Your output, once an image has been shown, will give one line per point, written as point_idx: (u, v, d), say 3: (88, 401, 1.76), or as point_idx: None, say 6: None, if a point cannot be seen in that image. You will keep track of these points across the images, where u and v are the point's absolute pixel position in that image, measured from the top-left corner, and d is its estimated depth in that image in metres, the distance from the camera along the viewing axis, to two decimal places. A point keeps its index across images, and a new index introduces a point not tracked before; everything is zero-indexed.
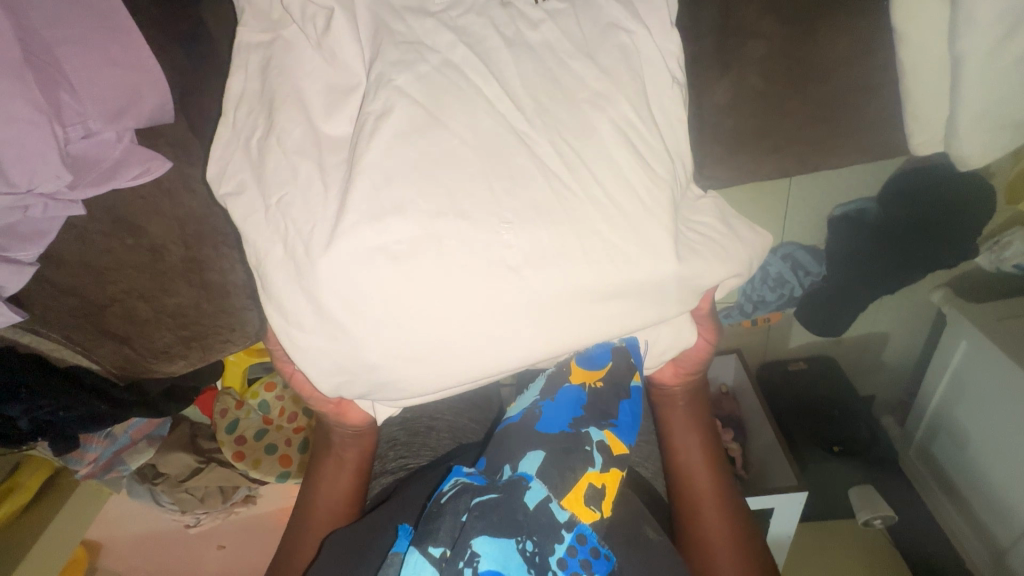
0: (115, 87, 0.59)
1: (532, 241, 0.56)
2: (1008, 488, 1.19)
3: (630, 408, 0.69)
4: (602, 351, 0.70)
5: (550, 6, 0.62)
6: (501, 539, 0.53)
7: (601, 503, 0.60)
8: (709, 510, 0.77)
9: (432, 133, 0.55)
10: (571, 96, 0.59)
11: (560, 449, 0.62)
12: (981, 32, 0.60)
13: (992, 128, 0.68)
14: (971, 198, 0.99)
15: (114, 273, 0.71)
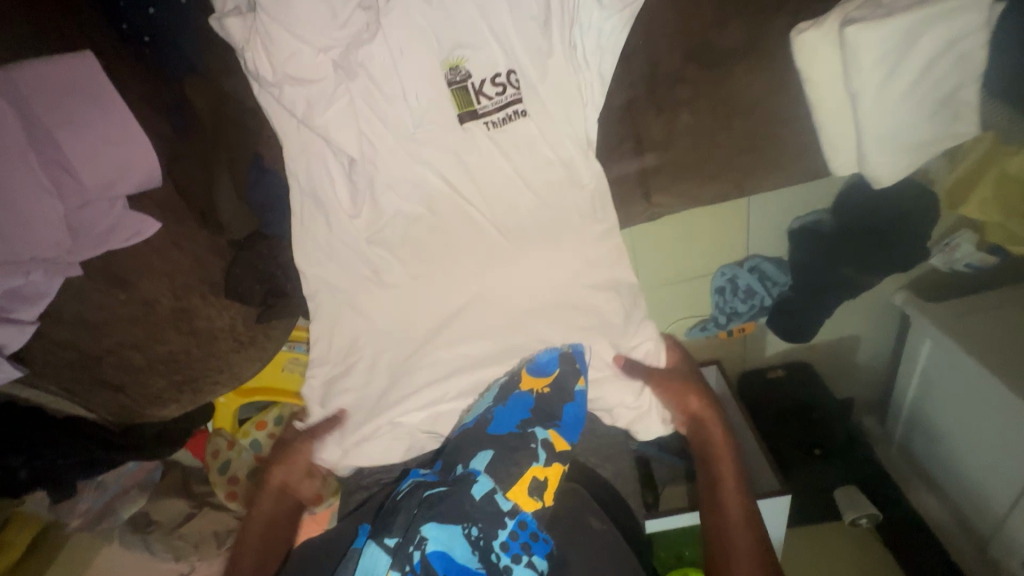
0: (108, 162, 0.66)
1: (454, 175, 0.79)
2: (982, 477, 1.23)
3: (574, 411, 0.75)
4: (549, 359, 0.79)
5: (492, 79, 0.73)
6: (447, 525, 0.62)
7: (542, 493, 0.67)
8: (734, 511, 0.75)
9: (416, 151, 0.77)
10: (502, 170, 0.78)
11: (505, 446, 0.68)
12: (867, 71, 0.69)
13: (897, 149, 0.75)
14: (920, 205, 1.08)
15: (109, 327, 0.77)
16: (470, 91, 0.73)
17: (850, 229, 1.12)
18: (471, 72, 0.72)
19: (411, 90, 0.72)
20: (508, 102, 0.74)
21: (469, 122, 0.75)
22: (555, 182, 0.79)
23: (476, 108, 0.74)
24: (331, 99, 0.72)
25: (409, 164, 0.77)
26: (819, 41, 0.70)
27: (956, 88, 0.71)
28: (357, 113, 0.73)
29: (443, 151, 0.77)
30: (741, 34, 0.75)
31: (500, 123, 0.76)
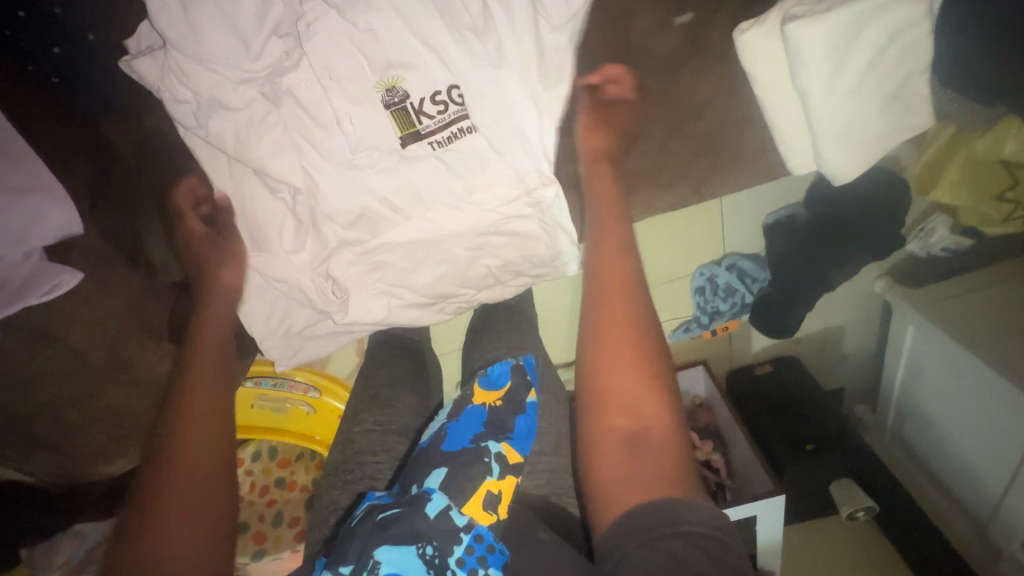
0: (18, 212, 0.62)
1: (385, 157, 0.72)
2: (977, 459, 1.20)
3: (526, 422, 0.72)
4: (500, 373, 0.77)
5: (427, 100, 0.70)
6: (400, 545, 0.56)
7: (497, 506, 0.62)
8: (632, 392, 0.53)
9: (358, 167, 0.72)
10: (446, 177, 0.74)
11: (459, 462, 0.65)
12: (815, 67, 0.66)
13: (853, 143, 0.73)
14: (889, 194, 1.08)
15: (37, 384, 0.72)
16: (410, 112, 0.70)
17: (824, 223, 1.10)
18: (409, 92, 0.69)
19: (344, 115, 0.69)
20: (452, 119, 0.71)
21: (411, 144, 0.72)
22: (506, 208, 0.76)
23: (417, 128, 0.71)
24: (268, 136, 0.69)
25: (349, 186, 0.73)
26: (763, 40, 0.68)
27: (905, 80, 0.69)
28: (294, 145, 0.70)
29: (385, 175, 0.73)
30: (683, 36, 0.73)
31: (445, 142, 0.72)
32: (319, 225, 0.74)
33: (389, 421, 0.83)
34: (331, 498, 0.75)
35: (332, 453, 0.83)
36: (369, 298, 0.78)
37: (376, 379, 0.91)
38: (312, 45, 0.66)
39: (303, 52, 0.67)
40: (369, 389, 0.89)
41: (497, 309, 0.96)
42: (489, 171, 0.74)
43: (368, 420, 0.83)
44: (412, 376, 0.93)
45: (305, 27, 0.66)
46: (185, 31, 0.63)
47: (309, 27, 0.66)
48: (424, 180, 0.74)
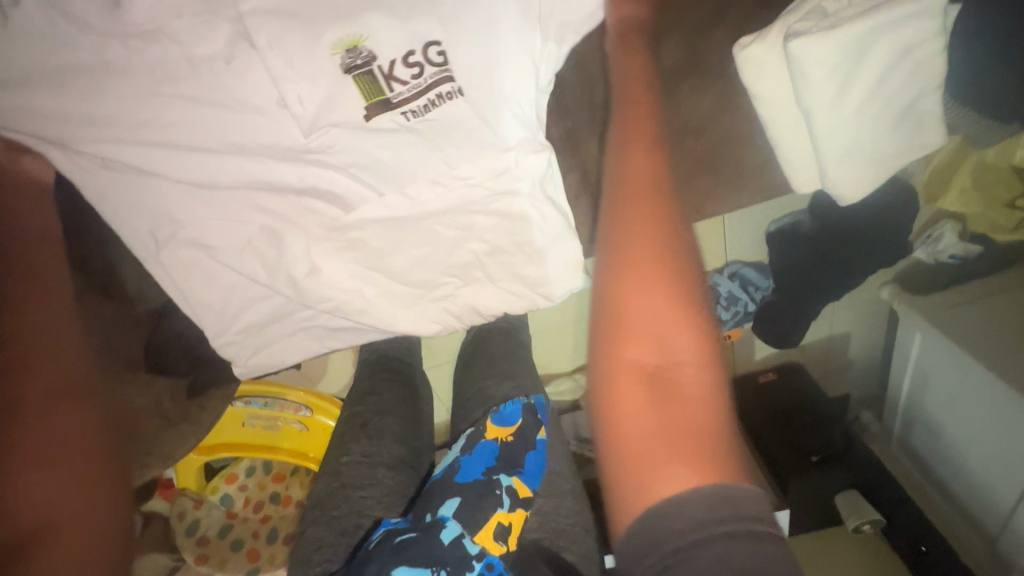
0: None
1: (354, 135, 0.65)
2: (988, 472, 1.16)
3: (536, 458, 0.72)
4: (512, 409, 0.74)
5: (398, 68, 0.62)
6: (417, 568, 0.57)
7: (507, 537, 0.63)
8: (669, 335, 0.48)
9: (326, 153, 0.66)
10: (429, 167, 0.67)
11: (472, 493, 0.66)
12: (819, 85, 0.62)
13: (861, 160, 0.69)
14: (898, 202, 1.04)
15: None
16: (377, 77, 0.62)
17: (830, 235, 1.06)
18: (374, 53, 0.61)
19: (292, 91, 0.61)
20: (429, 86, 0.63)
21: (378, 115, 0.64)
22: (493, 184, 0.68)
23: (387, 96, 0.63)
24: (217, 125, 0.64)
25: (308, 176, 0.67)
26: (764, 56, 0.64)
27: (916, 98, 0.66)
28: (246, 131, 0.65)
29: (349, 164, 0.67)
30: (683, 49, 0.69)
31: (421, 112, 0.65)
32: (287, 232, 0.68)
33: (378, 453, 0.80)
34: (317, 534, 0.74)
35: (317, 483, 0.80)
36: (345, 294, 0.71)
37: (367, 406, 0.88)
38: (251, 13, 0.59)
39: (242, 24, 0.60)
40: (358, 416, 0.86)
41: (489, 333, 0.93)
42: (477, 171, 0.68)
43: (357, 451, 0.80)
44: (403, 403, 0.90)
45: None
46: (152, 51, 0.60)
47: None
48: (416, 192, 0.68)
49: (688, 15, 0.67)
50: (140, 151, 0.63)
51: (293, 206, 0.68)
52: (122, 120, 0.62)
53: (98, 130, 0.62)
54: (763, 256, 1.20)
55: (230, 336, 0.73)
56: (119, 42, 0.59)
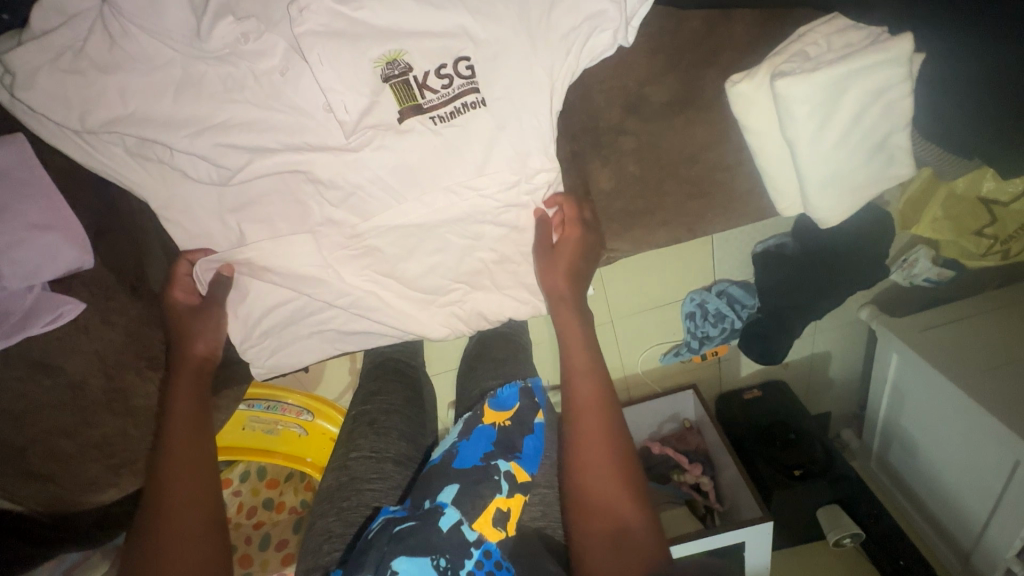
0: (37, 249, 0.62)
1: (383, 149, 0.68)
2: (962, 488, 1.22)
3: (534, 443, 0.75)
4: (510, 395, 0.79)
5: (434, 79, 0.66)
6: (417, 558, 0.59)
7: (506, 523, 0.66)
8: (590, 417, 0.63)
9: (354, 165, 0.68)
10: (451, 183, 0.71)
11: (470, 480, 0.67)
12: (802, 121, 0.69)
13: (838, 188, 0.76)
14: (877, 229, 1.11)
15: (33, 416, 0.70)
16: (412, 85, 0.65)
17: (810, 252, 1.13)
18: (412, 65, 0.65)
19: (339, 102, 0.64)
20: (457, 94, 0.67)
21: (411, 117, 0.67)
22: (505, 196, 0.73)
23: (420, 102, 0.66)
24: (263, 126, 0.65)
25: (337, 167, 0.68)
26: (754, 92, 0.71)
27: (887, 134, 0.72)
28: (278, 135, 0.66)
29: (376, 162, 0.68)
30: (678, 85, 0.76)
31: (448, 118, 0.67)
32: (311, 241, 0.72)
33: (386, 449, 0.84)
34: (326, 525, 0.74)
35: (326, 478, 0.82)
36: (365, 304, 0.75)
37: (373, 405, 0.91)
38: (305, 33, 0.61)
39: (297, 41, 0.62)
40: (367, 415, 0.89)
41: (493, 338, 0.99)
42: (494, 186, 0.72)
43: (365, 447, 0.83)
44: (409, 404, 0.94)
45: (297, 12, 0.61)
46: None
47: (301, 12, 0.61)
48: (434, 200, 0.71)
49: (684, 55, 0.74)
50: (177, 149, 0.64)
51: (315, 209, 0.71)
52: (157, 118, 0.62)
53: (145, 128, 0.62)
54: (749, 274, 1.28)
55: (252, 338, 0.77)
56: (167, 46, 0.61)
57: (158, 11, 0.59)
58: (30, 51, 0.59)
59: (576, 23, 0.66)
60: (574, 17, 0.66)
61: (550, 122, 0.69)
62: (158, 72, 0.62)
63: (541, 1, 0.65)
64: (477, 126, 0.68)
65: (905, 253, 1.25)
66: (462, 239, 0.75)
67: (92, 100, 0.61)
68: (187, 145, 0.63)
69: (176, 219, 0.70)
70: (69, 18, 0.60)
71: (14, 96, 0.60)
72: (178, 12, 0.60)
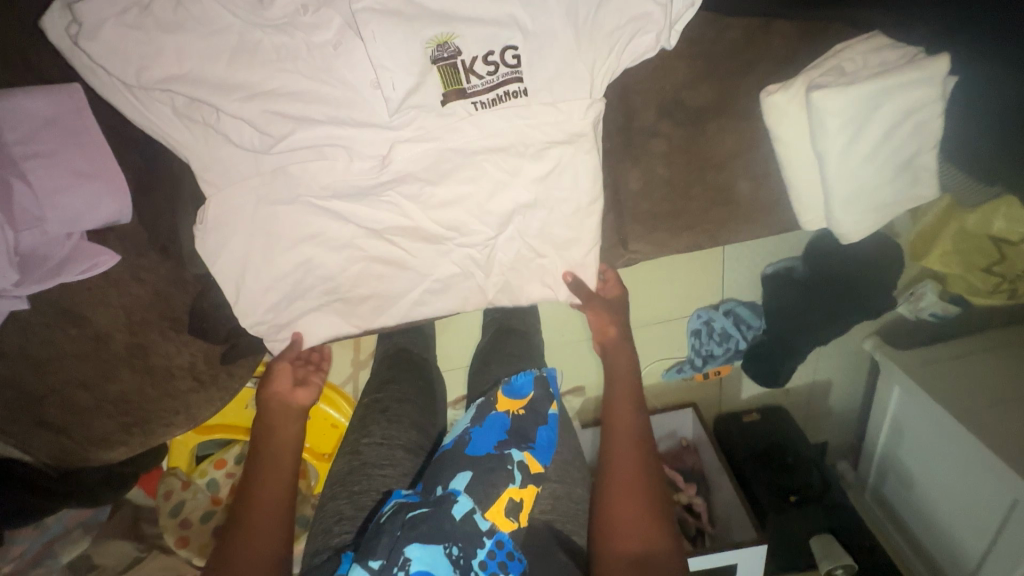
0: (78, 196, 0.63)
1: (418, 125, 0.70)
2: (958, 526, 1.21)
3: (548, 434, 0.74)
4: (524, 383, 0.78)
5: (480, 66, 0.67)
6: (430, 545, 0.59)
7: (518, 514, 0.66)
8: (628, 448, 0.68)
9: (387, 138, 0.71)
10: (485, 171, 0.73)
11: (483, 468, 0.67)
12: (833, 132, 0.71)
13: (861, 205, 0.78)
14: (885, 258, 1.12)
15: (55, 364, 0.71)
16: (459, 69, 0.67)
17: (820, 277, 1.14)
18: (461, 49, 0.66)
19: (387, 79, 0.66)
20: (500, 82, 0.68)
21: (453, 100, 0.69)
22: (536, 187, 0.74)
23: (463, 86, 0.68)
24: (311, 98, 0.67)
25: (376, 143, 0.71)
26: (787, 102, 0.73)
27: (915, 153, 0.74)
28: (325, 109, 0.67)
29: (411, 144, 0.71)
30: (714, 92, 0.78)
31: (489, 104, 0.69)
32: (342, 221, 0.74)
33: (396, 436, 0.84)
34: (336, 507, 0.75)
35: (338, 463, 0.83)
36: (392, 287, 0.78)
37: (385, 393, 0.92)
38: (362, 9, 0.63)
39: (353, 17, 0.64)
40: (379, 403, 0.90)
41: (508, 333, 1.01)
42: (523, 174, 0.74)
43: (377, 434, 0.83)
44: (421, 395, 0.94)
45: None
46: None
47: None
48: (461, 186, 0.74)
49: (720, 63, 0.76)
50: (225, 111, 0.65)
51: (352, 181, 0.73)
52: (215, 82, 0.64)
53: (198, 88, 0.64)
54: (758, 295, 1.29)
55: (274, 323, 0.77)
56: (228, 10, 0.62)
57: None
58: (100, 3, 0.60)
59: (625, 23, 0.67)
60: (621, 16, 0.67)
61: (589, 118, 0.71)
62: (216, 36, 0.63)
63: (590, 0, 0.66)
64: (516, 114, 0.71)
65: (912, 286, 1.25)
66: (487, 228, 0.77)
67: (148, 58, 0.62)
68: (236, 108, 0.65)
69: (213, 180, 0.70)
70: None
71: (77, 45, 0.61)
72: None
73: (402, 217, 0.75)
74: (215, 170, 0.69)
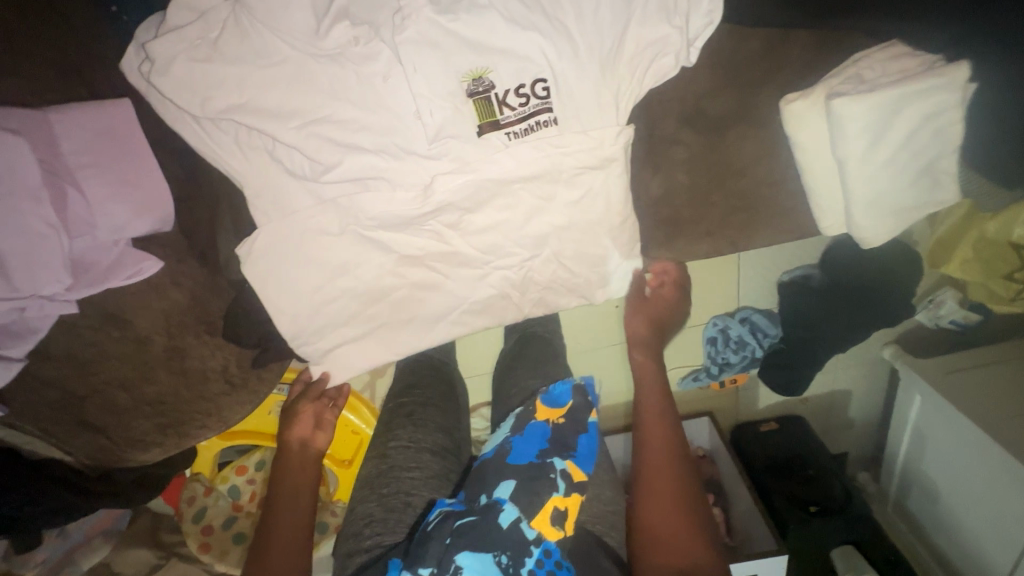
0: (126, 203, 0.66)
1: (459, 156, 0.73)
2: (985, 540, 1.18)
3: (589, 442, 0.74)
4: (564, 391, 0.78)
5: (511, 100, 0.70)
6: (480, 553, 0.61)
7: (563, 522, 0.66)
8: (659, 467, 0.73)
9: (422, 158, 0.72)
10: (512, 178, 0.75)
11: (526, 477, 0.68)
12: (853, 139, 0.72)
13: (884, 211, 0.79)
14: (903, 266, 1.11)
15: (98, 366, 0.74)
16: (493, 101, 0.70)
17: (838, 283, 1.13)
18: (495, 83, 0.69)
19: (427, 108, 0.69)
20: (531, 112, 0.71)
21: (489, 132, 0.71)
22: (563, 199, 0.77)
23: (497, 118, 0.71)
24: (358, 126, 0.69)
25: (418, 173, 0.73)
26: (805, 109, 0.74)
27: (936, 157, 0.75)
28: (371, 133, 0.70)
29: (452, 177, 0.73)
30: (733, 102, 0.79)
31: (522, 134, 0.72)
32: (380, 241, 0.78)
33: (422, 439, 0.85)
34: (366, 509, 0.77)
35: (366, 466, 0.85)
36: (418, 292, 0.81)
37: (409, 398, 0.93)
38: (405, 40, 0.65)
39: (396, 48, 0.66)
40: (404, 407, 0.92)
41: (532, 338, 1.03)
42: (549, 184, 0.76)
43: (403, 437, 0.85)
44: (443, 399, 0.95)
45: (400, 20, 0.65)
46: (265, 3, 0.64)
47: (404, 21, 0.65)
48: (488, 197, 0.76)
49: (742, 73, 0.78)
50: (268, 130, 0.68)
51: (396, 211, 0.75)
52: (265, 108, 0.67)
53: (255, 118, 0.67)
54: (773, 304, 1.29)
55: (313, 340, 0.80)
56: (275, 34, 0.65)
57: (286, 11, 0.64)
58: (169, 41, 0.63)
59: (650, 44, 0.70)
60: (648, 33, 0.70)
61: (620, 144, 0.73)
62: (273, 68, 0.66)
63: (619, 20, 0.69)
64: (548, 142, 0.73)
65: (931, 294, 1.25)
66: (522, 249, 0.80)
67: (208, 86, 0.65)
68: (293, 137, 0.68)
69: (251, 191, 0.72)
70: (201, 14, 0.64)
71: (151, 83, 0.65)
72: (301, 13, 0.64)
73: (440, 243, 0.79)
74: (261, 188, 0.72)
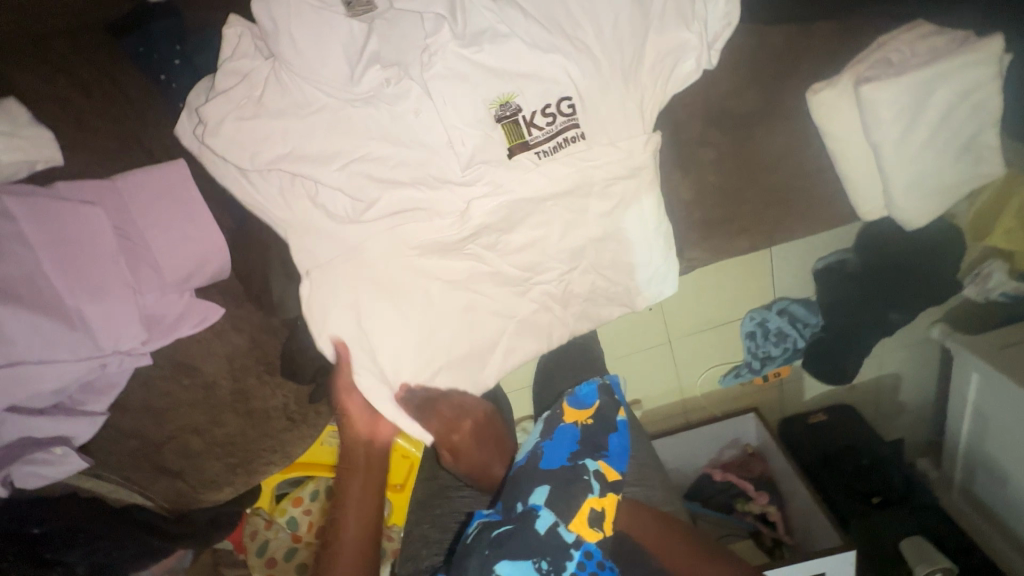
0: (188, 258, 0.71)
1: (492, 179, 0.74)
2: None
3: (619, 440, 0.77)
4: (588, 392, 0.81)
5: (540, 120, 0.72)
6: (519, 561, 0.63)
7: (602, 523, 0.68)
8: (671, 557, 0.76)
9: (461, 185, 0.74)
10: (544, 196, 0.77)
11: (561, 481, 0.70)
12: (888, 124, 0.72)
13: (922, 191, 0.77)
14: (945, 239, 1.06)
15: (171, 413, 0.78)
16: (521, 124, 0.72)
17: (874, 267, 1.09)
18: (522, 106, 0.71)
19: (459, 137, 0.71)
20: (560, 130, 0.73)
21: (519, 154, 0.73)
22: (597, 209, 0.78)
23: (527, 139, 0.72)
24: (395, 161, 0.72)
25: (454, 201, 0.75)
26: (835, 98, 0.74)
27: (975, 133, 0.74)
28: (411, 167, 0.73)
29: (488, 199, 0.75)
30: (757, 98, 0.80)
31: (552, 152, 0.74)
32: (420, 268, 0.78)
33: None
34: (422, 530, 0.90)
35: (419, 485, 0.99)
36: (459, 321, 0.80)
37: None
38: (433, 76, 0.69)
39: (426, 84, 0.69)
40: None
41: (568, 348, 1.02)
42: (581, 198, 0.77)
43: None
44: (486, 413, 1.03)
45: (427, 58, 0.69)
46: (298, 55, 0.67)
47: (431, 57, 0.69)
48: (525, 215, 0.78)
49: (764, 69, 0.78)
50: (311, 176, 0.71)
51: (436, 237, 0.77)
52: (310, 153, 0.70)
53: (303, 164, 0.70)
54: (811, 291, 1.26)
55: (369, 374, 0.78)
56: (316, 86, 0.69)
57: (322, 62, 0.67)
58: (220, 104, 0.68)
59: (667, 52, 0.72)
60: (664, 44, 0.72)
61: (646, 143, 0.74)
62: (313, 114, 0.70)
63: (637, 35, 0.71)
64: (578, 157, 0.74)
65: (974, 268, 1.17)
66: (561, 263, 0.81)
67: (257, 142, 0.69)
68: (336, 178, 0.71)
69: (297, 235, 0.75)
70: (245, 74, 0.69)
71: (205, 143, 0.70)
72: (335, 62, 0.68)
73: (481, 266, 0.79)
74: (301, 227, 0.74)
